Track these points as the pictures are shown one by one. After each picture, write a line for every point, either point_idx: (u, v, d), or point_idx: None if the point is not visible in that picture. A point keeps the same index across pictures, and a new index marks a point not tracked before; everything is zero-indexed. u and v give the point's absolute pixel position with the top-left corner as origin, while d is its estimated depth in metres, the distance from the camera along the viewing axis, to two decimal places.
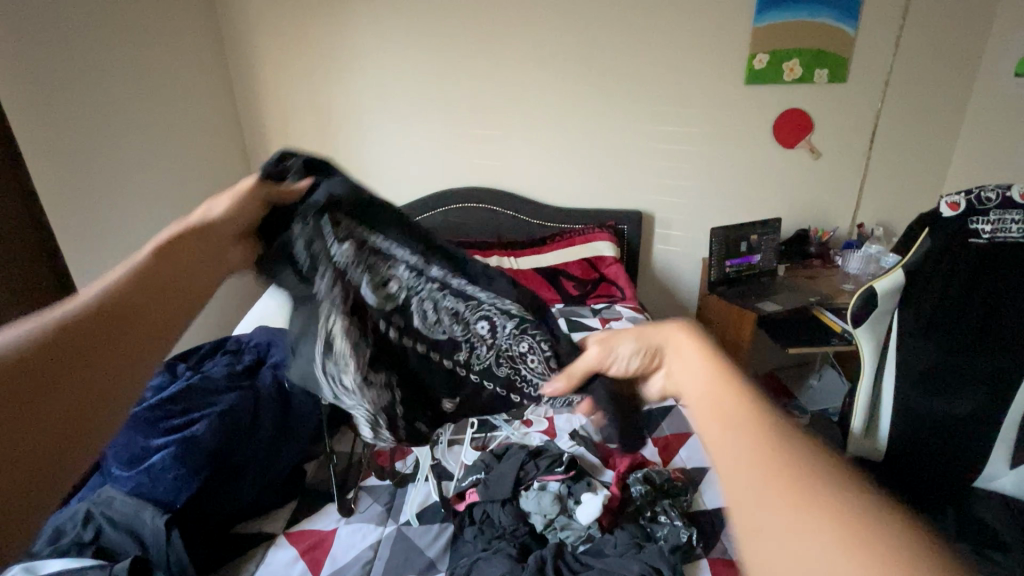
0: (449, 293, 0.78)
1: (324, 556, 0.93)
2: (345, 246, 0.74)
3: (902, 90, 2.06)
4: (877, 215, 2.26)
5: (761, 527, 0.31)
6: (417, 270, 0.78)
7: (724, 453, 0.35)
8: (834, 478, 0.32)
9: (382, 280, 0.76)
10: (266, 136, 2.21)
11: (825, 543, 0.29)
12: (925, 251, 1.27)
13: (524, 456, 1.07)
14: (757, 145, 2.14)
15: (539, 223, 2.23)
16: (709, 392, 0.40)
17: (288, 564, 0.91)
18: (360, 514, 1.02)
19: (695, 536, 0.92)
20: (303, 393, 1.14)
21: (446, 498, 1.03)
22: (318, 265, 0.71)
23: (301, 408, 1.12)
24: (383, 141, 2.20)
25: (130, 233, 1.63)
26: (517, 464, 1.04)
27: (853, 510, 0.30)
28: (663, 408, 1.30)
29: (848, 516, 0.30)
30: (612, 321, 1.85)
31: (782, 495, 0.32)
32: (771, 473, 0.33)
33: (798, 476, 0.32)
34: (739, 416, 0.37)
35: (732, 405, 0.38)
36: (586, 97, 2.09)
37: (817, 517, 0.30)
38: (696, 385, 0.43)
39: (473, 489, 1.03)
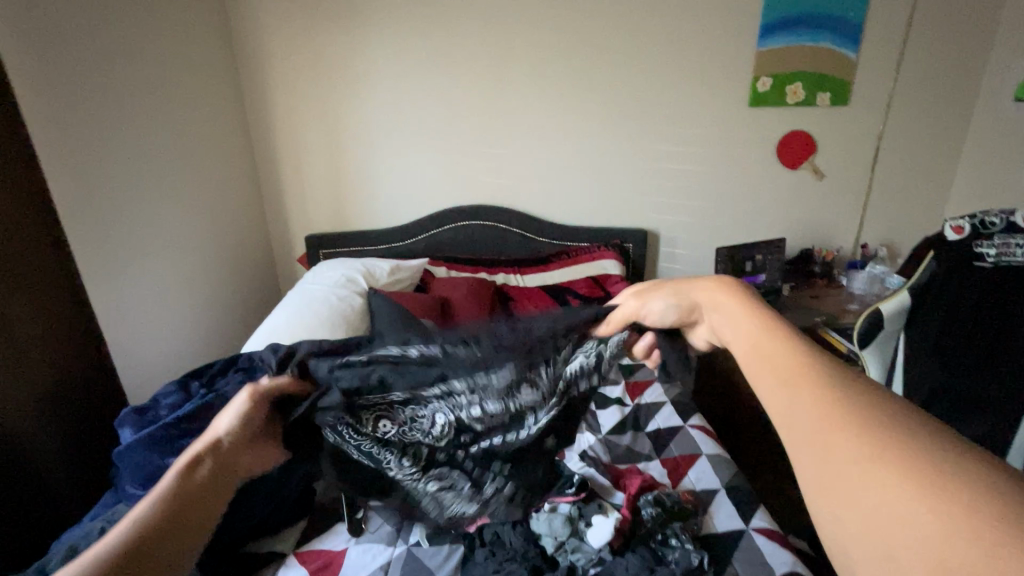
0: (478, 395, 0.81)
1: None
2: (387, 417, 0.83)
3: (902, 113, 2.09)
4: (880, 236, 2.28)
5: (830, 458, 0.34)
6: (444, 392, 0.82)
7: (787, 402, 0.37)
8: (909, 435, 0.33)
9: (430, 425, 0.84)
10: (276, 153, 2.24)
11: (891, 493, 0.31)
12: (930, 275, 1.31)
13: None
14: (761, 167, 2.16)
15: (544, 240, 2.24)
16: (762, 352, 0.42)
17: None
18: (370, 533, 1.01)
19: (706, 560, 0.91)
20: None
21: None
22: (381, 450, 0.83)
23: None
24: (391, 159, 2.23)
25: (148, 250, 1.65)
26: None
27: (918, 457, 0.31)
28: (671, 428, 1.31)
29: (904, 446, 0.32)
30: None
31: (859, 452, 0.33)
32: (829, 416, 0.35)
33: (868, 431, 0.33)
34: (796, 371, 0.39)
35: (795, 367, 0.39)
36: (593, 119, 2.13)
37: (882, 470, 0.32)
38: (749, 347, 0.45)
39: None
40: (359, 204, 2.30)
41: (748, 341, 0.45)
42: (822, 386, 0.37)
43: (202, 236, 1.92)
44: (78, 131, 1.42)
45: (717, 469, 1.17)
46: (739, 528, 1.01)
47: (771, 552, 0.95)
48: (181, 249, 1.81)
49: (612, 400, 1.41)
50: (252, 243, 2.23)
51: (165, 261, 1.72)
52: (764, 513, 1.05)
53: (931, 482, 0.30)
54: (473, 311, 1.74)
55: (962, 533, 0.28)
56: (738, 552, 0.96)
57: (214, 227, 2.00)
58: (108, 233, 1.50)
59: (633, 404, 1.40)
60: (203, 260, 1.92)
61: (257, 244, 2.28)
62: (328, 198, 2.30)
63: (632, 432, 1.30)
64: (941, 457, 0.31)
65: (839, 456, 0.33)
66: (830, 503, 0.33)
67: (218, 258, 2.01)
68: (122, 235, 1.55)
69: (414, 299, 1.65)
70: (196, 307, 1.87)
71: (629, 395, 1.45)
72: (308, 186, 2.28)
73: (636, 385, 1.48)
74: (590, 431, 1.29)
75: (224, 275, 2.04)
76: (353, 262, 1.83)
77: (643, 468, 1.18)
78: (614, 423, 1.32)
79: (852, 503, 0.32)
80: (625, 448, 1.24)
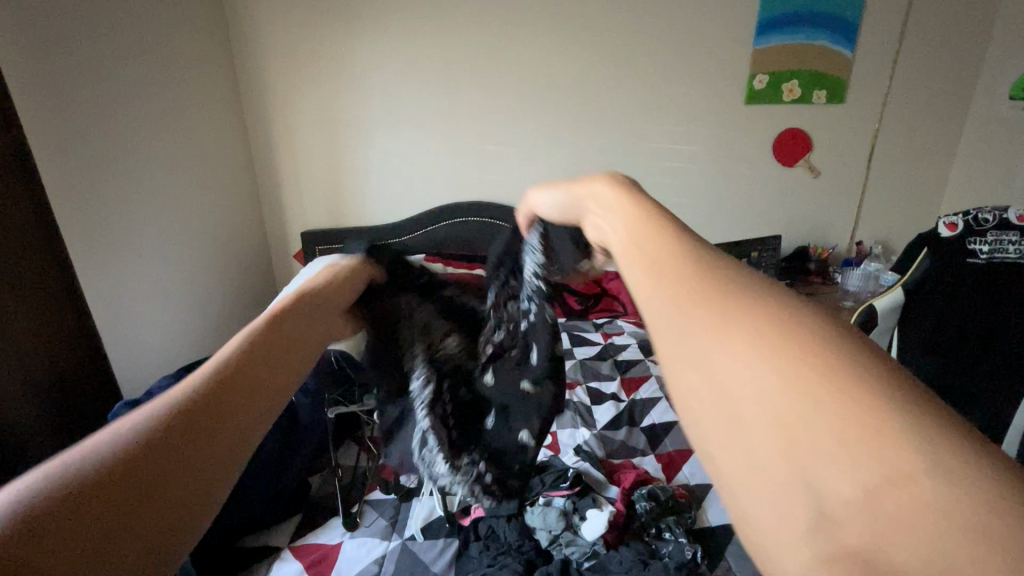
0: None
1: (328, 570, 0.93)
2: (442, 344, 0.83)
3: (898, 111, 2.10)
4: (875, 233, 2.29)
5: (715, 354, 0.25)
6: None
7: (652, 291, 0.29)
8: (821, 331, 0.25)
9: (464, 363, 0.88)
10: (273, 149, 2.23)
11: (815, 425, 0.22)
12: (925, 270, 1.30)
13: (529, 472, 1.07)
14: (758, 164, 2.17)
15: None
16: (640, 238, 0.33)
17: None
18: (365, 528, 1.02)
19: (700, 553, 0.92)
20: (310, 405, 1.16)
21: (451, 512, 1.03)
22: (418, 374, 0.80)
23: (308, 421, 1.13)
24: (388, 155, 2.23)
25: (143, 246, 1.64)
26: None
27: (840, 372, 0.23)
28: (666, 423, 1.32)
29: (804, 333, 0.24)
30: (614, 336, 1.80)
31: (756, 368, 0.24)
32: (692, 293, 0.28)
33: (771, 334, 0.24)
34: (668, 250, 0.31)
35: (687, 269, 0.29)
36: (591, 115, 2.13)
37: (805, 398, 0.22)
38: (631, 252, 0.33)
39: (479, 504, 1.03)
40: (355, 200, 2.29)
41: (628, 239, 0.34)
42: (693, 265, 0.29)
43: (197, 232, 1.91)
44: (72, 124, 1.40)
45: None
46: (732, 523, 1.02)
47: None
48: (176, 244, 1.79)
49: (607, 396, 1.42)
50: (248, 239, 2.23)
51: (160, 257, 1.71)
52: None
53: (826, 376, 0.23)
54: None
55: (862, 441, 0.21)
56: (731, 546, 0.97)
57: (209, 223, 1.99)
58: (101, 228, 1.49)
59: (628, 399, 1.42)
60: (198, 256, 1.91)
61: (252, 240, 2.27)
62: (324, 194, 2.29)
63: (628, 427, 1.31)
64: (862, 367, 0.23)
65: (698, 336, 0.26)
66: (693, 395, 0.26)
67: (213, 253, 2.00)
68: (116, 230, 1.54)
69: None
70: (191, 303, 1.86)
71: (624, 390, 1.46)
72: (304, 181, 2.28)
73: (631, 381, 1.50)
74: (585, 426, 1.30)
75: (220, 271, 2.04)
76: None
77: (638, 463, 1.19)
78: (610, 418, 1.33)
79: (720, 402, 0.25)
80: (620, 443, 1.25)
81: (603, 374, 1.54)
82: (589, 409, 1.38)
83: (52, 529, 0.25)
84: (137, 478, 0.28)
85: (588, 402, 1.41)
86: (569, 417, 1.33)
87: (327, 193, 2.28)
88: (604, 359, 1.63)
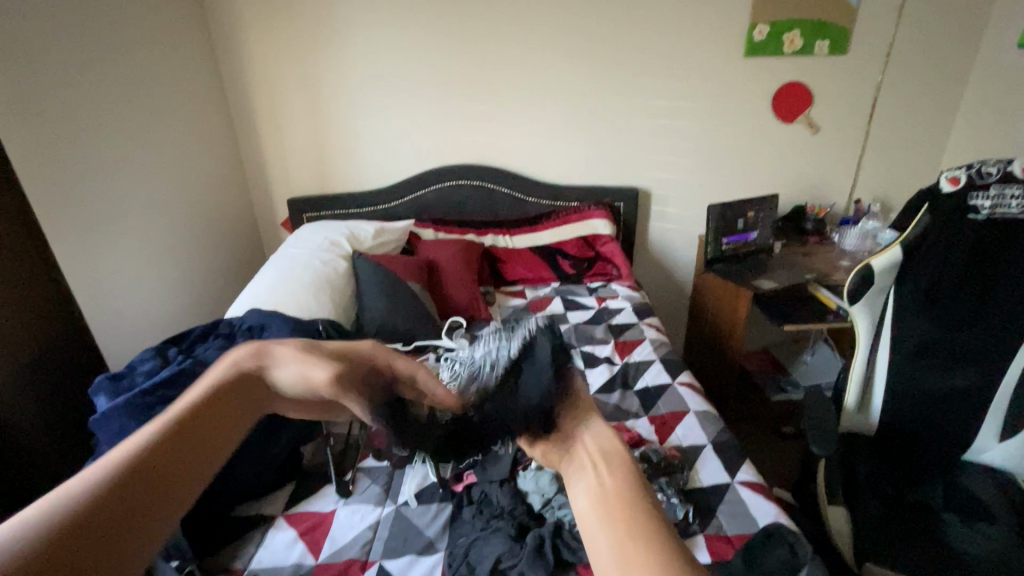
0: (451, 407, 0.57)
1: (323, 537, 0.93)
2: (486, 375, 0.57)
3: (902, 63, 2.03)
4: (873, 191, 2.25)
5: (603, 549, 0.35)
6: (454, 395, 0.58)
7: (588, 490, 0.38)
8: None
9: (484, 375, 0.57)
10: (253, 113, 2.14)
11: None
12: (924, 230, 1.30)
13: None
14: (756, 121, 2.10)
15: (533, 200, 2.18)
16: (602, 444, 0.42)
17: (288, 546, 0.91)
18: (358, 495, 1.02)
19: (690, 513, 0.93)
20: None
21: (444, 479, 1.03)
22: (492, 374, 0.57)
23: None
24: (374, 118, 2.14)
25: (121, 215, 1.58)
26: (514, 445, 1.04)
27: None
28: (660, 386, 1.31)
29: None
30: (608, 300, 1.79)
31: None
32: (627, 507, 0.36)
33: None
34: (618, 458, 0.41)
35: (632, 493, 0.37)
36: (584, 71, 2.03)
37: None
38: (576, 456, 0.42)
39: (470, 470, 1.03)
40: (342, 165, 2.22)
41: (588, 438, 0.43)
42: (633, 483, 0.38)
43: (178, 200, 1.84)
44: (33, 89, 1.31)
45: (707, 424, 1.17)
46: (724, 480, 1.02)
47: (757, 506, 0.95)
48: (156, 213, 1.73)
49: (601, 359, 1.43)
50: (232, 207, 2.16)
51: (139, 227, 1.66)
52: (750, 467, 1.05)
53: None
54: (461, 272, 1.71)
55: None
56: (722, 505, 0.97)
57: (190, 191, 1.92)
58: (73, 199, 1.42)
59: (622, 361, 1.43)
60: (180, 225, 1.85)
61: (237, 209, 2.20)
62: (308, 159, 2.21)
63: (621, 390, 1.31)
64: None
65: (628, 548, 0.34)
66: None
67: (197, 222, 1.94)
68: (91, 200, 1.48)
69: (403, 263, 1.62)
70: (175, 273, 1.81)
71: (618, 353, 1.47)
72: (288, 147, 2.19)
73: (625, 345, 1.50)
74: None
75: (204, 240, 1.97)
76: (337, 224, 1.74)
77: (631, 426, 1.18)
78: (604, 381, 1.34)
79: None
80: (614, 406, 1.25)
81: (597, 338, 1.54)
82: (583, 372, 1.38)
83: (94, 526, 0.32)
84: (161, 490, 0.35)
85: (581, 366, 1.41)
86: None
87: (313, 158, 2.21)
88: (599, 323, 1.62)
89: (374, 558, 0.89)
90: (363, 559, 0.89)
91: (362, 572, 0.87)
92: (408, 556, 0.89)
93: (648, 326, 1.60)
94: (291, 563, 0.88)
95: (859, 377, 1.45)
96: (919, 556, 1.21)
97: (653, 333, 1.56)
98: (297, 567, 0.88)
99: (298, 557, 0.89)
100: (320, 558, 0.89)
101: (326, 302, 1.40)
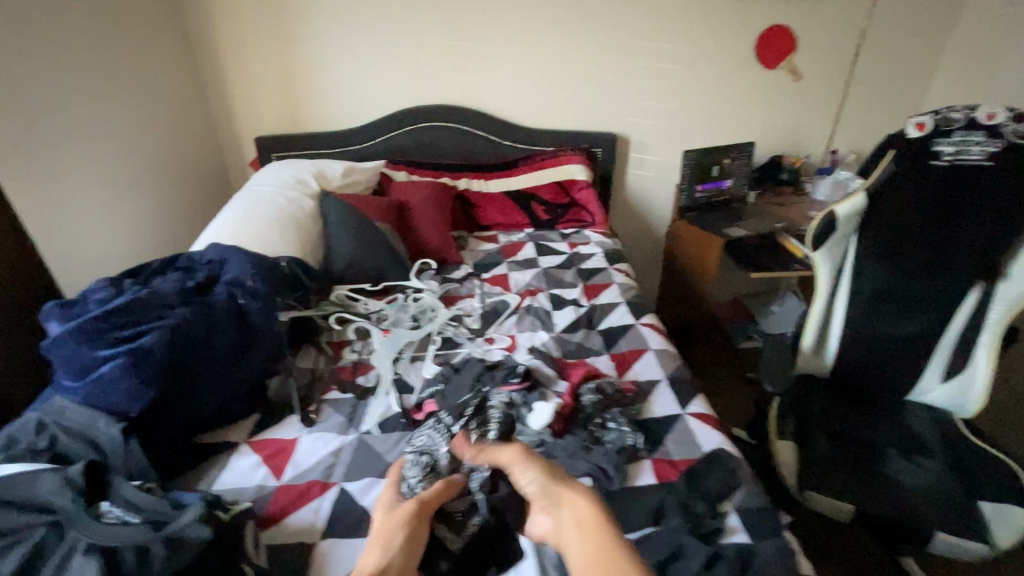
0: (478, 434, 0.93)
1: (286, 462, 0.96)
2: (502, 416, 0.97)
3: (889, 8, 1.99)
4: (851, 142, 2.25)
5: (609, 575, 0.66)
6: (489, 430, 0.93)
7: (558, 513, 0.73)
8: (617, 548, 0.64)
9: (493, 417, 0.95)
10: (215, 43, 2.02)
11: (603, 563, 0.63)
12: (887, 177, 1.32)
13: (482, 368, 1.09)
14: (739, 65, 2.06)
15: (509, 144, 2.13)
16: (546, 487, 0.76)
17: (251, 470, 0.94)
18: (322, 424, 1.04)
19: (641, 440, 0.96)
20: (261, 311, 1.07)
21: (406, 409, 1.06)
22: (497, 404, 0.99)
23: (260, 326, 1.07)
24: (346, 52, 2.03)
25: (78, 146, 1.51)
26: (472, 376, 1.07)
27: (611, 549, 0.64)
28: (624, 327, 1.34)
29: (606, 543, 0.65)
30: (580, 246, 1.79)
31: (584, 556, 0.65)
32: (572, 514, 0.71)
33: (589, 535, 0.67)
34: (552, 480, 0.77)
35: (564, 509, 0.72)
36: (566, 6, 1.95)
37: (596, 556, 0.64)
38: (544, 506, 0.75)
39: (431, 399, 1.05)
40: (312, 103, 2.12)
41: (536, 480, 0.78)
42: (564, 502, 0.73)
43: (139, 133, 1.76)
44: None
45: (664, 361, 1.21)
46: (676, 413, 1.06)
47: (705, 434, 1.00)
48: (116, 146, 1.66)
49: (567, 301, 1.45)
50: (197, 146, 2.07)
51: (99, 159, 1.59)
52: (702, 400, 1.10)
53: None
54: (432, 215, 1.69)
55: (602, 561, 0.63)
56: (671, 434, 1.01)
57: (150, 126, 1.83)
58: (21, 127, 1.35)
59: (588, 303, 1.45)
60: (142, 160, 1.77)
61: (201, 147, 2.10)
62: (276, 95, 2.10)
63: (585, 330, 1.33)
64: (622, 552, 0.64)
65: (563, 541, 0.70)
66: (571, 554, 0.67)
67: (160, 158, 1.85)
68: (42, 127, 1.40)
69: (373, 204, 1.58)
70: (138, 212, 1.74)
71: (585, 296, 1.49)
72: (255, 83, 2.09)
73: (592, 288, 1.52)
74: (543, 329, 1.34)
75: (168, 178, 1.90)
76: (301, 161, 1.67)
77: (591, 362, 1.21)
78: (568, 322, 1.36)
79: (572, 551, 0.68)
80: (576, 344, 1.27)
81: (566, 282, 1.55)
82: (549, 313, 1.41)
83: None
84: None
85: (548, 307, 1.43)
86: (529, 321, 1.36)
87: (281, 94, 2.11)
88: (568, 268, 1.63)
89: (336, 480, 0.92)
90: (324, 481, 0.92)
91: (324, 492, 0.90)
92: (370, 476, 0.93)
93: (617, 272, 1.62)
94: (255, 485, 0.91)
95: (816, 321, 1.50)
96: (851, 480, 1.30)
97: (622, 278, 1.58)
98: (260, 488, 0.91)
99: (261, 480, 0.93)
100: (282, 479, 0.93)
101: (291, 240, 1.38)
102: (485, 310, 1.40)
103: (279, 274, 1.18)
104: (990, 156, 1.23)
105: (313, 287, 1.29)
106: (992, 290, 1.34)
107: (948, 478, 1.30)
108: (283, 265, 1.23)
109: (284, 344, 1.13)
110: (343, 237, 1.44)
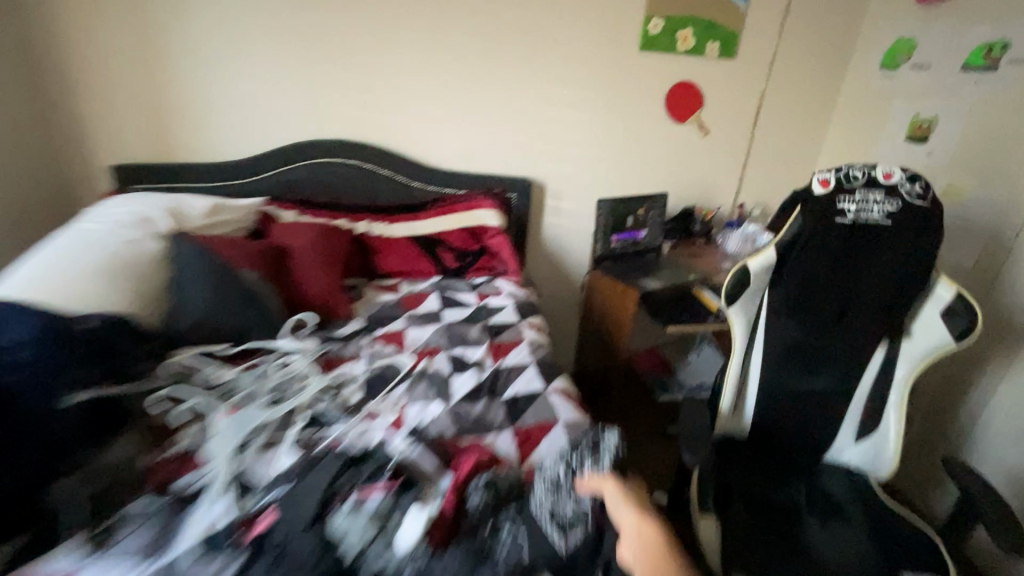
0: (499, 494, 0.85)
1: None
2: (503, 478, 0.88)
3: (782, 74, 2.12)
4: (756, 197, 2.32)
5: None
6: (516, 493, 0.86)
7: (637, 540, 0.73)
8: None
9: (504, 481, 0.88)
10: (66, 54, 1.71)
11: None
12: (796, 232, 1.28)
13: (341, 464, 0.86)
14: (651, 118, 2.08)
15: (418, 185, 1.97)
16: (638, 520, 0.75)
17: None
18: (111, 550, 0.75)
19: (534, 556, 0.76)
20: (39, 390, 0.82)
21: (234, 523, 0.79)
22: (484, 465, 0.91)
23: (31, 410, 0.80)
24: (234, 76, 1.80)
25: None
26: (328, 475, 0.83)
27: None
28: (531, 394, 1.17)
29: None
30: (491, 297, 1.63)
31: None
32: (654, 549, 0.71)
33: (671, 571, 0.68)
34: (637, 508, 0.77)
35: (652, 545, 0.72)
36: (479, 47, 1.87)
37: None
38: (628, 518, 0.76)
39: (269, 510, 0.81)
40: (188, 130, 1.84)
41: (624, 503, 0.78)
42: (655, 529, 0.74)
43: None
44: None
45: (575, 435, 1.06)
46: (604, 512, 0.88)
47: None
48: None
49: (470, 363, 1.27)
50: (30, 170, 1.70)
51: None
52: None
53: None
54: (319, 262, 1.47)
55: None
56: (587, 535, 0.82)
57: None
58: None
59: (493, 365, 1.28)
60: None
61: (37, 173, 1.73)
62: (143, 118, 1.81)
63: (487, 399, 1.15)
64: None
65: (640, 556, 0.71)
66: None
67: None
68: None
69: (241, 247, 1.33)
70: None
71: (491, 356, 1.31)
72: (115, 103, 1.78)
73: (500, 347, 1.35)
74: (439, 399, 1.14)
75: None
76: (157, 195, 1.40)
77: (490, 442, 1.02)
78: (469, 389, 1.17)
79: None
80: (475, 418, 1.08)
81: (470, 339, 1.37)
82: (448, 379, 1.21)
83: None
84: None
85: (447, 371, 1.24)
86: (422, 389, 1.16)
87: (149, 118, 1.81)
88: (475, 322, 1.46)
89: None
90: None
91: None
92: None
93: (527, 327, 1.47)
94: None
95: (734, 380, 1.42)
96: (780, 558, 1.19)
97: (532, 334, 1.43)
98: None
99: None
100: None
101: (118, 293, 1.10)
102: (370, 377, 1.19)
103: (80, 338, 0.91)
104: (891, 215, 1.23)
105: (141, 352, 1.02)
106: (896, 346, 1.32)
107: (868, 543, 1.23)
108: (93, 325, 0.95)
109: (74, 434, 0.83)
110: (196, 288, 1.18)
